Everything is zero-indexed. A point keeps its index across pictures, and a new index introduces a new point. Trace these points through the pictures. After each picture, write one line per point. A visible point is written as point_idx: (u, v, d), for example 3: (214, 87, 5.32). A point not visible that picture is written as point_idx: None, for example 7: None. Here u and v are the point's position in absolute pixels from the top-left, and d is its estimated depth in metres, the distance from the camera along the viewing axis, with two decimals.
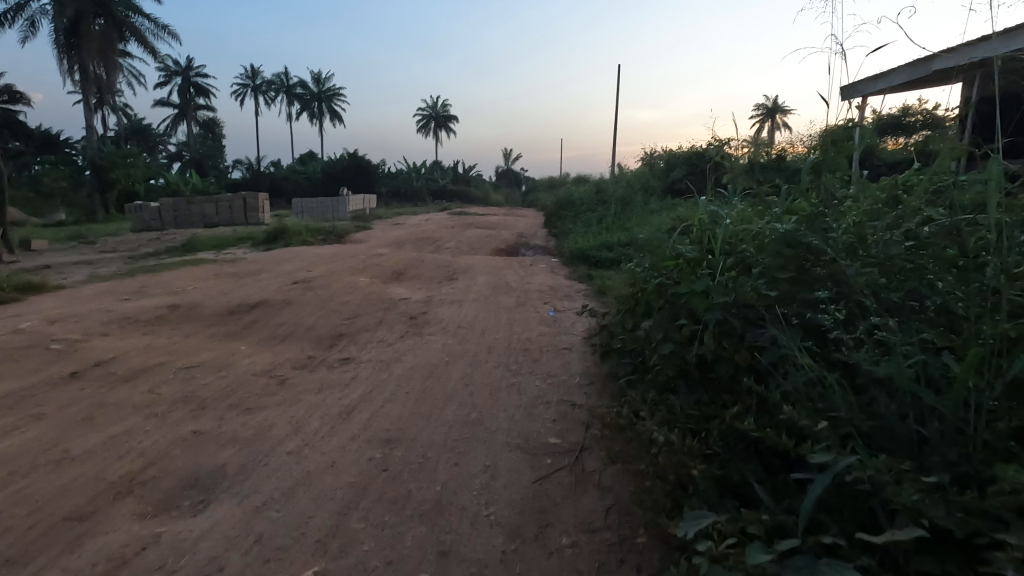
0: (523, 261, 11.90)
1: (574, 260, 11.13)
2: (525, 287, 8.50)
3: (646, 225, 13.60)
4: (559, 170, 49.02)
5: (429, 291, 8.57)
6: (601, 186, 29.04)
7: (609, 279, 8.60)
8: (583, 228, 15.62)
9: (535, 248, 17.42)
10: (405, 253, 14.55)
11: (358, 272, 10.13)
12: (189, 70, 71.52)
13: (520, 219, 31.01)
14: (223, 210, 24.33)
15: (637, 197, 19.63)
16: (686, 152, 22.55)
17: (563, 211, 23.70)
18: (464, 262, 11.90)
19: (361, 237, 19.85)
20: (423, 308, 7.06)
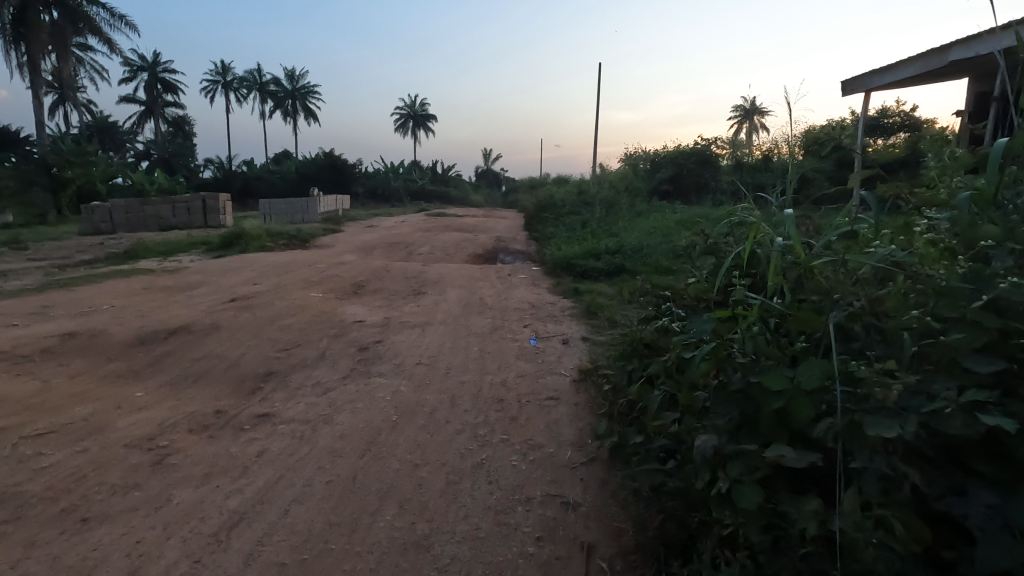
0: (501, 271, 10.73)
1: (557, 270, 9.99)
2: (502, 305, 7.35)
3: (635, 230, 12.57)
4: (540, 171, 47.94)
5: (390, 309, 7.37)
6: (583, 188, 28.04)
7: (599, 296, 7.50)
8: (566, 233, 14.53)
9: (515, 253, 16.25)
10: (372, 260, 13.29)
11: (311, 285, 8.87)
12: (157, 65, 68.91)
13: (500, 221, 29.85)
14: (179, 211, 22.65)
15: (622, 199, 18.60)
16: (673, 152, 21.63)
17: (544, 213, 22.61)
18: (435, 272, 10.70)
19: (327, 241, 18.49)
20: (378, 334, 5.86)
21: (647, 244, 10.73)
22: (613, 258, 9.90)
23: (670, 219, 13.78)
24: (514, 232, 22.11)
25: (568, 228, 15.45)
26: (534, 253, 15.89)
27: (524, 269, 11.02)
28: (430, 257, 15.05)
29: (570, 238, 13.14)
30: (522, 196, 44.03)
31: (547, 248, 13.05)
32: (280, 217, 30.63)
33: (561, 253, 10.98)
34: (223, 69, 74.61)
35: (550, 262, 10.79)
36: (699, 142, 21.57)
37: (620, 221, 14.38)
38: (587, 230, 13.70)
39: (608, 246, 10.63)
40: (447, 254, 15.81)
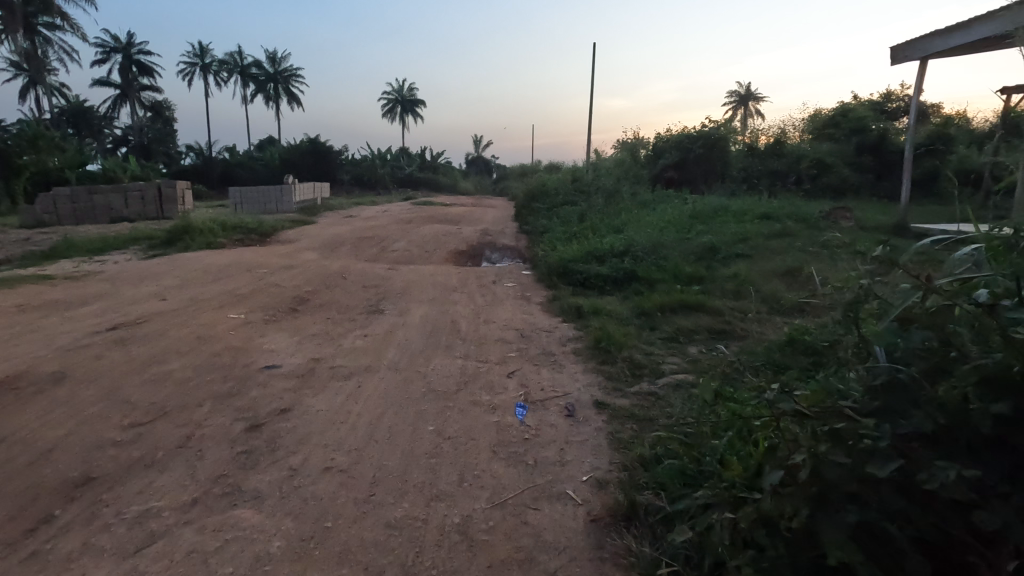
0: (483, 276, 8.81)
1: (551, 276, 8.11)
2: (479, 333, 5.44)
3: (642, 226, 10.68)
4: (532, 157, 45.77)
5: (329, 337, 5.45)
6: (577, 175, 26.07)
7: (609, 321, 5.61)
8: (561, 227, 12.61)
9: (502, 250, 14.36)
10: (335, 261, 11.37)
11: (238, 301, 6.91)
12: (133, 48, 65.89)
13: (488, 211, 27.79)
14: (132, 201, 20.39)
15: (624, 188, 16.64)
16: (677, 136, 19.65)
17: (536, 203, 20.66)
18: (403, 277, 8.73)
19: (292, 235, 16.46)
20: (289, 392, 3.93)
21: (659, 244, 8.84)
22: (621, 263, 7.99)
23: (682, 213, 11.86)
24: (503, 224, 20.13)
25: (562, 223, 13.53)
26: (524, 250, 13.94)
27: (511, 274, 9.10)
28: (405, 256, 13.09)
29: (564, 234, 11.22)
30: (514, 183, 41.94)
31: (539, 248, 11.12)
32: (252, 207, 28.42)
33: (554, 254, 9.07)
34: (200, 50, 71.20)
35: (542, 266, 8.88)
36: (707, 124, 19.56)
37: (621, 214, 12.50)
38: (583, 225, 11.77)
39: (612, 246, 8.70)
40: (425, 251, 13.84)
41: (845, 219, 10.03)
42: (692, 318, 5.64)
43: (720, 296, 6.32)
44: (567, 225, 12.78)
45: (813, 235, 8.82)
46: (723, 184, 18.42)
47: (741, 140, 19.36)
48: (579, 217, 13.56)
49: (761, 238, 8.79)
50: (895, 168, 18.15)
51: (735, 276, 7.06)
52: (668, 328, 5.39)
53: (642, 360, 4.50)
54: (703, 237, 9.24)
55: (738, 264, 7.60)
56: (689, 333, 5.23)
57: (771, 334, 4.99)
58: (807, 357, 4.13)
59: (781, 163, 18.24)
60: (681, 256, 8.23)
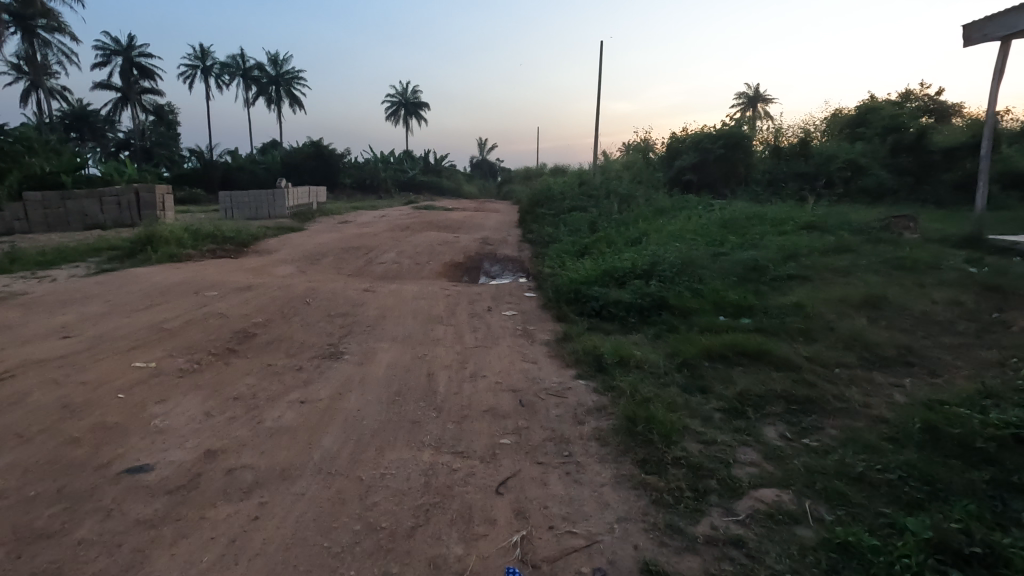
0: (477, 301, 7.28)
1: (560, 302, 6.58)
2: (460, 399, 3.91)
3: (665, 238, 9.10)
4: (537, 161, 44.24)
5: (254, 402, 3.94)
6: (586, 177, 24.51)
7: (642, 380, 4.07)
8: (570, 238, 11.03)
9: (503, 262, 12.84)
10: (310, 278, 9.90)
11: (158, 340, 5.40)
12: (133, 49, 64.88)
13: (491, 216, 26.26)
14: (108, 207, 19.02)
15: (638, 193, 15.04)
16: (695, 134, 18.06)
17: (543, 207, 19.14)
18: (380, 300, 7.22)
19: (273, 243, 15.01)
20: (136, 533, 2.41)
21: (691, 263, 7.26)
22: (647, 287, 6.43)
23: (709, 222, 10.28)
24: (506, 231, 18.61)
25: (568, 233, 11.95)
26: (527, 263, 12.39)
27: (511, 296, 7.56)
28: (393, 271, 11.58)
29: (572, 248, 9.65)
30: (518, 187, 40.40)
31: (544, 263, 9.53)
32: (242, 212, 27.06)
33: (563, 273, 7.51)
34: (202, 52, 70.28)
35: (548, 290, 7.34)
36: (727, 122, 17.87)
37: (638, 223, 10.92)
38: (595, 236, 10.17)
39: (633, 263, 7.13)
40: (417, 264, 12.31)
41: (909, 229, 8.41)
42: (756, 376, 4.10)
43: (785, 340, 4.77)
44: (575, 236, 11.19)
45: (879, 250, 7.23)
46: (746, 188, 16.75)
47: (764, 140, 17.69)
48: (588, 225, 11.95)
49: (814, 255, 7.22)
50: (934, 170, 16.30)
51: (796, 308, 5.50)
52: (727, 393, 3.85)
53: (702, 458, 2.97)
54: (741, 254, 7.67)
55: (795, 290, 6.03)
56: (758, 401, 3.68)
57: (881, 409, 3.45)
58: (975, 469, 2.60)
59: (810, 165, 16.58)
60: (720, 279, 6.67)
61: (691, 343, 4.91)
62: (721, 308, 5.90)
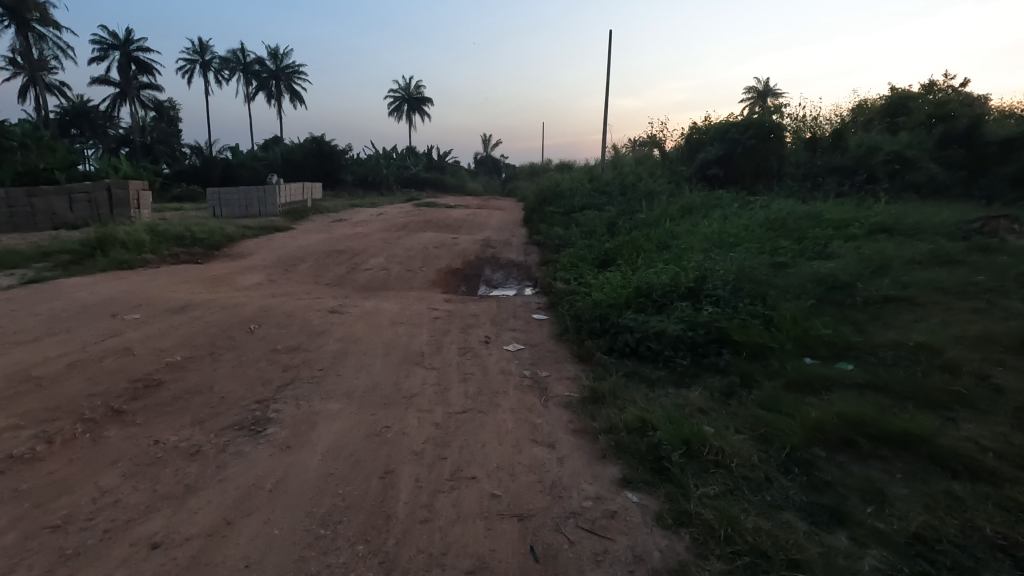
0: (472, 327, 5.65)
1: (581, 333, 4.94)
2: (430, 539, 2.30)
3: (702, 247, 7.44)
4: (543, 159, 42.51)
5: (82, 540, 2.34)
6: (597, 172, 22.80)
7: (735, 499, 2.45)
8: (584, 243, 9.36)
9: (506, 268, 11.21)
10: (276, 290, 8.30)
11: (10, 400, 3.79)
12: (131, 44, 63.47)
13: (494, 215, 24.56)
14: (78, 205, 17.49)
15: (659, 189, 13.31)
16: (719, 124, 16.33)
17: (551, 205, 17.46)
18: (347, 325, 5.60)
19: (251, 246, 13.44)
20: None
21: (748, 278, 5.61)
22: (699, 313, 4.81)
23: (750, 224, 8.58)
24: (511, 231, 16.98)
25: (581, 237, 10.26)
26: (534, 270, 10.75)
27: (515, 321, 5.92)
28: (378, 280, 9.97)
29: (588, 256, 8.00)
30: (522, 184, 38.69)
31: (555, 275, 7.88)
32: (231, 209, 25.59)
33: (583, 290, 5.87)
34: (201, 47, 68.86)
35: (563, 314, 5.71)
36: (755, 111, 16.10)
37: (663, 224, 9.24)
38: (613, 241, 8.51)
39: (673, 277, 5.50)
40: (407, 271, 10.68)
41: (1015, 232, 6.68)
42: (922, 493, 2.49)
43: (932, 415, 3.15)
44: (589, 241, 9.52)
45: (994, 262, 5.54)
46: (778, 185, 14.96)
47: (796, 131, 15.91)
48: (602, 228, 10.26)
49: (910, 269, 5.55)
50: (989, 163, 14.45)
51: (921, 354, 3.88)
52: (891, 536, 2.22)
53: None
54: (810, 267, 6.00)
55: (908, 324, 4.38)
56: (958, 564, 2.08)
57: None
58: None
59: (849, 157, 14.74)
60: (793, 302, 5.02)
61: (785, 412, 3.30)
62: (805, 347, 4.28)
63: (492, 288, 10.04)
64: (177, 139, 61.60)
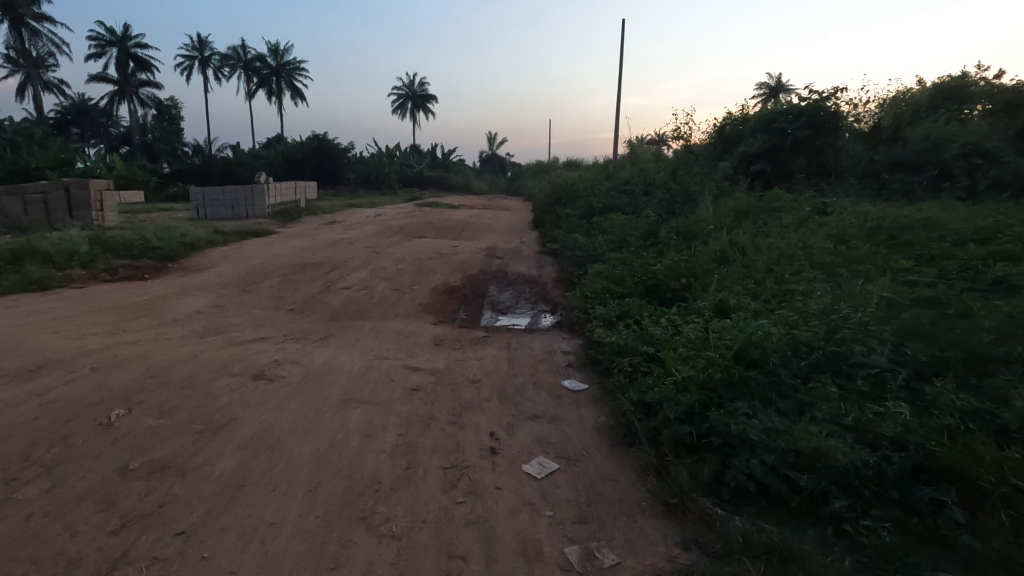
0: (467, 408, 3.58)
1: (659, 445, 2.87)
2: None
3: (792, 275, 5.34)
4: (553, 157, 40.25)
5: None
6: (615, 169, 20.61)
7: None
8: (617, 259, 7.25)
9: (516, 287, 9.13)
10: (215, 327, 6.27)
11: None
12: (128, 40, 61.72)
13: (501, 217, 22.41)
14: (33, 207, 15.55)
15: (697, 189, 11.15)
16: (759, 112, 13.83)
17: (566, 207, 15.31)
18: (270, 405, 3.54)
19: (216, 256, 11.44)
20: None
21: (910, 330, 3.52)
22: (869, 411, 2.74)
23: (843, 235, 6.42)
24: (520, 237, 14.83)
25: (610, 251, 8.15)
26: (551, 291, 8.67)
27: (535, 394, 3.85)
28: (357, 304, 7.95)
29: (629, 282, 5.92)
30: (532, 182, 36.54)
31: (586, 308, 5.82)
32: (216, 210, 23.67)
33: (644, 347, 3.82)
34: (200, 44, 67.10)
35: (613, 388, 3.66)
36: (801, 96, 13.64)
37: (721, 236, 7.12)
38: (659, 259, 6.42)
39: (792, 333, 3.44)
40: (393, 292, 8.63)
41: None
42: None
43: None
44: (623, 256, 7.41)
45: None
46: (841, 180, 12.40)
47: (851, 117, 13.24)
48: (635, 240, 8.11)
49: None
50: None
51: None
52: None
53: None
54: (991, 310, 3.90)
55: None
56: None
57: None
58: None
59: (912, 150, 11.96)
60: (1021, 385, 2.92)
61: None
62: None
63: (501, 314, 7.95)
64: (175, 136, 59.83)
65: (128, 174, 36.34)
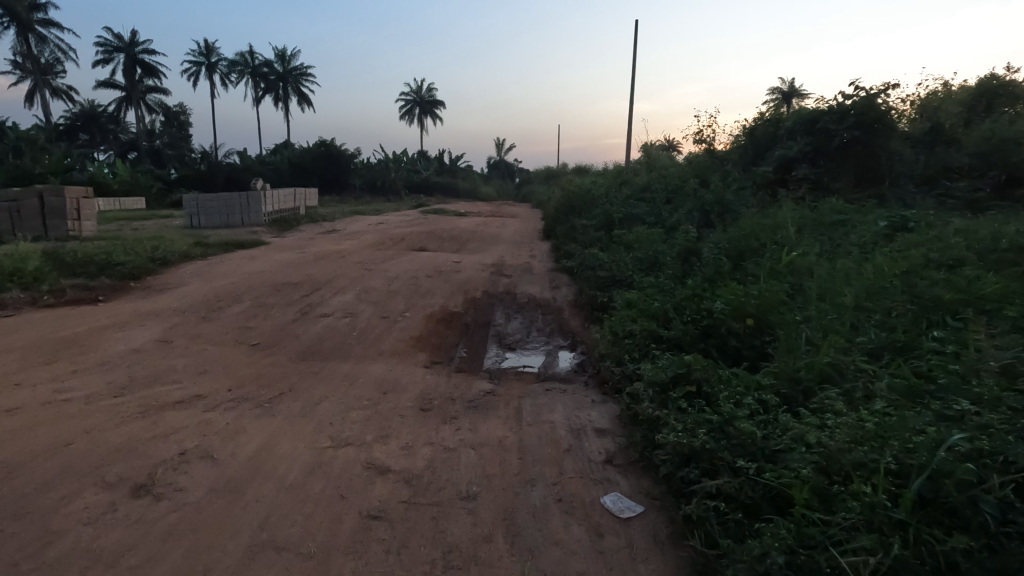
0: (451, 563, 2.25)
1: None
2: None
3: (906, 322, 4.01)
4: (564, 162, 38.86)
5: None
6: (633, 175, 19.16)
7: None
8: (653, 289, 5.91)
9: (528, 313, 7.76)
10: (146, 375, 4.99)
11: None
12: (135, 45, 61.37)
13: (510, 225, 20.97)
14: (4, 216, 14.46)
15: (734, 200, 9.74)
16: (799, 111, 12.26)
17: (582, 216, 13.90)
18: (136, 556, 2.23)
19: (189, 273, 10.19)
20: None
21: None
22: None
23: (951, 261, 4.99)
24: (530, 250, 13.44)
25: (640, 278, 6.79)
26: (568, 320, 7.30)
27: (560, 527, 2.51)
28: (336, 337, 6.64)
29: (678, 324, 4.63)
30: (544, 189, 35.10)
31: (623, 354, 4.53)
32: (211, 219, 22.53)
33: (732, 449, 2.57)
34: (206, 50, 66.60)
35: (694, 529, 2.43)
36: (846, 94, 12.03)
37: (784, 258, 5.76)
38: (711, 290, 5.11)
39: (983, 448, 2.17)
40: (381, 321, 7.30)
41: None
42: None
43: None
44: (660, 283, 6.08)
45: None
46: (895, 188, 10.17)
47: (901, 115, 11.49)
48: (671, 262, 6.72)
49: None
50: None
51: None
52: None
53: None
54: None
55: None
56: None
57: None
58: None
59: (970, 153, 10.49)
60: None
61: None
62: None
63: (509, 350, 6.59)
64: (181, 143, 59.28)
65: (129, 181, 35.53)
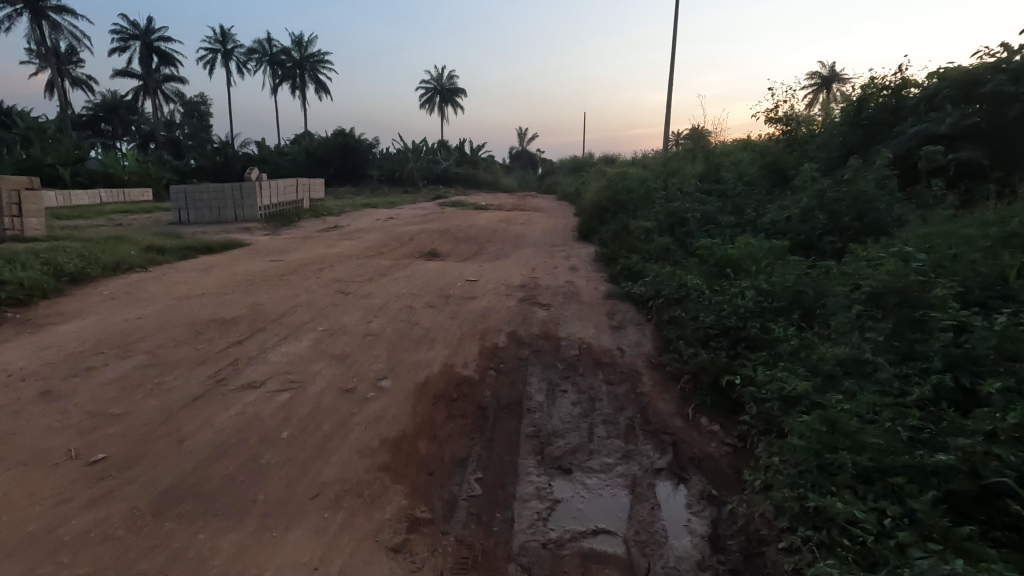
0: None
1: None
2: None
3: None
4: (595, 153, 35.45)
5: None
6: (694, 162, 15.70)
7: None
8: (871, 398, 2.89)
9: (585, 382, 4.72)
10: None
11: None
12: (152, 31, 59.53)
13: (538, 222, 17.81)
14: None
15: (884, 197, 6.47)
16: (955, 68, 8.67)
17: (639, 214, 10.68)
18: None
19: (104, 293, 7.37)
20: None
21: None
22: None
23: None
24: (570, 259, 10.30)
25: (804, 349, 3.73)
26: (656, 406, 4.23)
27: None
28: (250, 442, 3.71)
29: None
30: (571, 181, 31.82)
31: None
32: (201, 214, 19.91)
33: None
34: (224, 36, 64.51)
35: None
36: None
37: None
38: None
39: None
40: (336, 400, 4.34)
41: None
42: None
43: None
44: (875, 384, 3.08)
45: None
46: None
47: None
48: (861, 322, 3.65)
49: None
50: None
51: None
52: None
53: None
54: None
55: None
56: None
57: None
58: None
59: None
60: None
61: None
62: None
63: (562, 476, 3.57)
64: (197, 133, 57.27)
65: (140, 169, 33.21)
